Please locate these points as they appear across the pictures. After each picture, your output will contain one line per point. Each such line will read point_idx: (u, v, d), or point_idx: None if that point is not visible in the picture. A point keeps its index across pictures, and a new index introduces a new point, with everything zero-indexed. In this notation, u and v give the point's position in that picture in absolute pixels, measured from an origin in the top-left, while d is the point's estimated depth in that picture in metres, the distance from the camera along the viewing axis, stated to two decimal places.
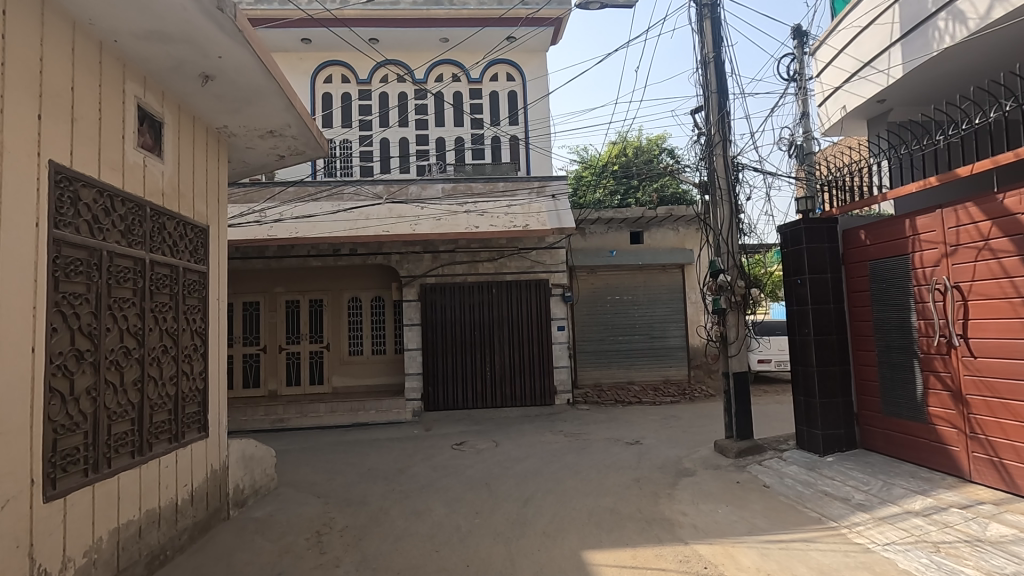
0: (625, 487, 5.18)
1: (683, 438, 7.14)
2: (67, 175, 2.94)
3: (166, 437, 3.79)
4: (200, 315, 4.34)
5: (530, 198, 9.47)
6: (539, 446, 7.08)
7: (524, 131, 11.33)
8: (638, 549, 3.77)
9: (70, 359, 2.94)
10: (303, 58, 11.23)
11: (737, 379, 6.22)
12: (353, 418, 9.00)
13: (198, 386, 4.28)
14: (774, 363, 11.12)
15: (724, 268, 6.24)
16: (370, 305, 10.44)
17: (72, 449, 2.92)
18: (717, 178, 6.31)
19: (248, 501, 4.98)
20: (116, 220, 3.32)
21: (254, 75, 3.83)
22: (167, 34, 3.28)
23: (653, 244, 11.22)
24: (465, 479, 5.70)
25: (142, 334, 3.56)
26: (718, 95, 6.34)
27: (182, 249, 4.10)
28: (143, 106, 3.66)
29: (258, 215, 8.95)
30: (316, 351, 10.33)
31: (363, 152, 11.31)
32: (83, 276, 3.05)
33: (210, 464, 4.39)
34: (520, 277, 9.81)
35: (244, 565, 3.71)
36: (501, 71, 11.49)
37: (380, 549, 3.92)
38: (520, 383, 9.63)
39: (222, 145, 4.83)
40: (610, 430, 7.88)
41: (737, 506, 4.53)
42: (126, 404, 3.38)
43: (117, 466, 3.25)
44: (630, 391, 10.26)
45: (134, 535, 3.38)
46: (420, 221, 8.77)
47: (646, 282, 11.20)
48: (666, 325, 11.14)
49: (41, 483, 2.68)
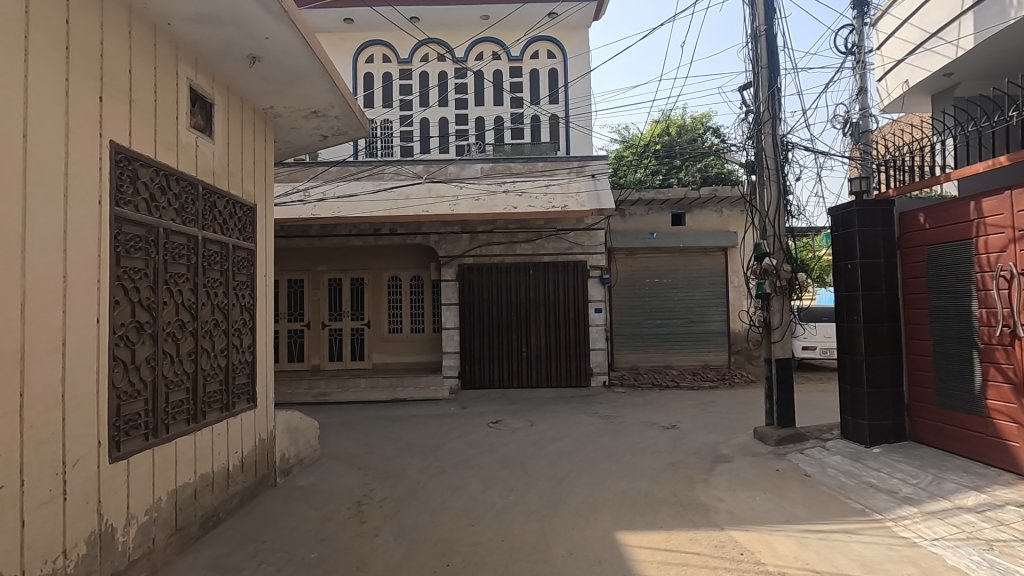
0: (659, 471, 5.15)
1: (720, 425, 7.02)
2: (127, 156, 3.08)
3: (218, 406, 3.99)
4: (249, 291, 4.51)
5: (569, 178, 9.39)
6: (574, 428, 7.09)
7: (565, 110, 11.25)
8: (673, 532, 3.76)
9: (132, 330, 3.12)
10: (345, 38, 11.30)
11: (780, 365, 6.06)
12: (392, 394, 9.25)
13: (247, 358, 4.47)
14: (818, 350, 10.76)
15: (769, 251, 6.06)
16: (408, 284, 10.61)
17: (134, 415, 3.10)
18: (765, 158, 6.08)
19: (293, 470, 5.22)
20: (171, 198, 3.47)
21: (299, 55, 3.89)
22: (215, 16, 3.34)
23: (695, 227, 10.95)
24: (500, 457, 5.77)
25: (195, 309, 3.73)
26: (769, 71, 6.06)
27: (232, 228, 4.25)
28: (195, 87, 3.77)
29: (302, 194, 9.20)
30: (357, 328, 10.59)
31: (403, 132, 11.44)
32: (142, 253, 3.21)
33: (259, 433, 4.60)
34: (558, 258, 9.75)
35: (289, 530, 3.89)
36: (541, 49, 11.33)
37: (418, 521, 4.04)
38: (555, 364, 9.65)
39: (269, 126, 4.95)
40: (645, 414, 7.83)
41: (776, 494, 4.44)
42: (181, 373, 3.57)
43: (175, 432, 3.44)
44: (667, 376, 10.18)
45: (190, 497, 3.59)
46: (459, 202, 8.76)
47: (687, 266, 10.95)
48: (706, 310, 10.88)
49: (106, 445, 2.86)
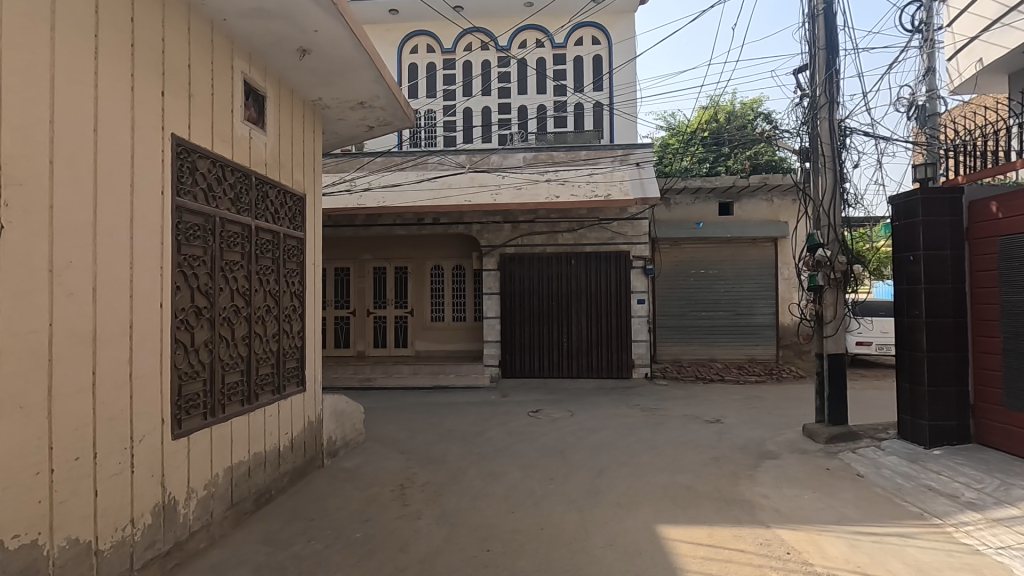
0: (702, 465, 5.06)
1: (766, 420, 6.83)
2: (187, 148, 3.22)
3: (270, 389, 4.15)
4: (298, 279, 4.67)
5: (612, 167, 9.25)
6: (614, 419, 7.04)
7: (609, 97, 11.05)
8: (715, 528, 3.69)
9: (191, 315, 3.28)
10: (390, 29, 11.42)
11: (832, 361, 5.82)
12: (434, 381, 9.42)
13: (297, 343, 4.63)
14: (874, 346, 10.27)
15: (823, 242, 5.80)
16: (450, 273, 10.73)
17: (194, 395, 3.27)
18: (820, 145, 5.81)
19: (339, 452, 5.39)
20: (226, 189, 3.61)
21: (347, 47, 3.95)
22: (268, 11, 3.43)
23: (743, 217, 10.59)
24: (540, 446, 5.79)
25: (249, 295, 3.88)
26: (827, 52, 5.77)
27: (283, 217, 4.40)
28: (249, 81, 3.90)
29: (348, 184, 9.42)
30: (400, 316, 10.80)
31: (446, 122, 11.52)
32: (200, 241, 3.36)
33: (308, 416, 4.78)
34: (600, 248, 9.64)
35: (336, 510, 4.03)
36: (586, 35, 11.19)
37: (459, 506, 4.12)
38: (596, 355, 9.58)
39: (318, 117, 5.07)
40: (688, 407, 7.69)
41: (825, 494, 4.29)
42: (236, 357, 3.73)
43: (230, 413, 3.61)
44: (712, 369, 9.95)
45: (244, 475, 3.76)
46: (501, 191, 8.77)
47: (734, 257, 10.63)
48: (754, 302, 10.55)
49: (169, 422, 3.03)
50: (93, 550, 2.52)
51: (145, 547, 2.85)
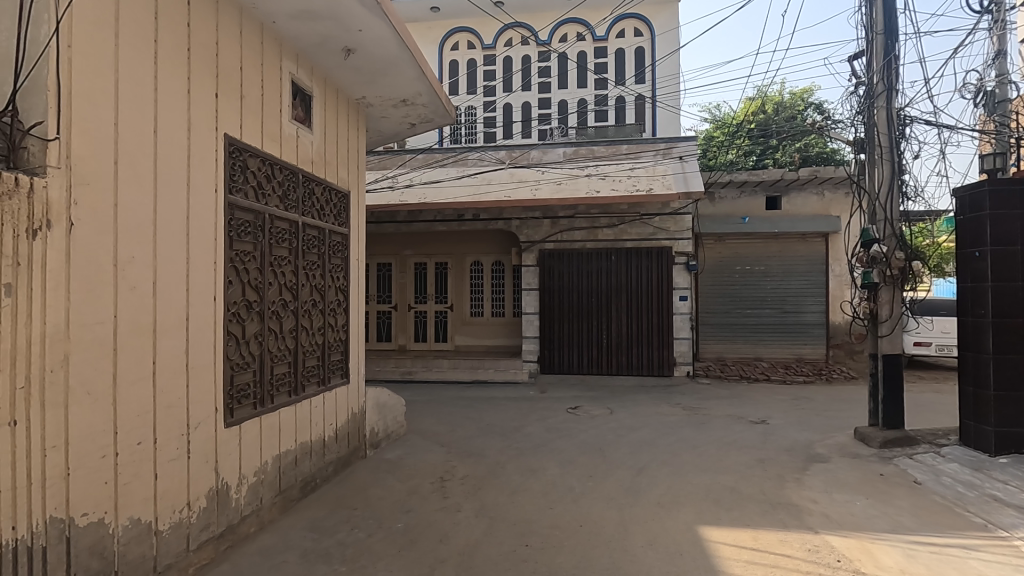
0: (747, 467, 4.92)
1: (815, 422, 6.59)
2: (238, 148, 3.34)
3: (316, 380, 4.28)
4: (343, 274, 4.79)
5: (654, 161, 9.09)
6: (655, 417, 6.93)
7: (651, 90, 10.94)
8: (761, 532, 3.59)
9: (242, 308, 3.40)
10: (431, 27, 11.52)
11: (887, 362, 5.56)
12: (473, 375, 9.51)
13: (341, 337, 4.75)
14: (934, 347, 9.74)
15: (878, 237, 5.54)
16: (490, 268, 10.78)
17: (245, 385, 3.41)
18: (876, 135, 5.54)
19: (381, 444, 5.51)
20: (275, 186, 3.73)
21: (390, 46, 4.01)
22: (315, 12, 3.51)
23: (791, 211, 10.23)
24: (579, 443, 5.77)
25: (297, 289, 4.01)
26: (885, 37, 5.48)
27: (328, 214, 4.51)
28: (296, 81, 4.01)
29: (390, 181, 9.59)
30: (440, 311, 10.94)
31: (486, 118, 11.57)
32: (251, 237, 3.48)
33: (351, 407, 4.90)
34: (641, 243, 9.49)
35: (378, 500, 4.12)
36: (628, 27, 11.02)
37: (498, 500, 4.14)
38: (636, 352, 9.46)
39: (361, 115, 5.17)
40: (732, 407, 7.49)
41: (879, 501, 4.10)
42: (284, 349, 3.86)
43: (278, 403, 3.74)
44: (757, 368, 9.67)
45: (291, 463, 3.90)
46: (541, 186, 8.72)
47: (781, 252, 10.27)
48: (803, 300, 10.17)
49: (222, 411, 3.16)
50: (154, 530, 2.66)
51: (200, 529, 2.99)
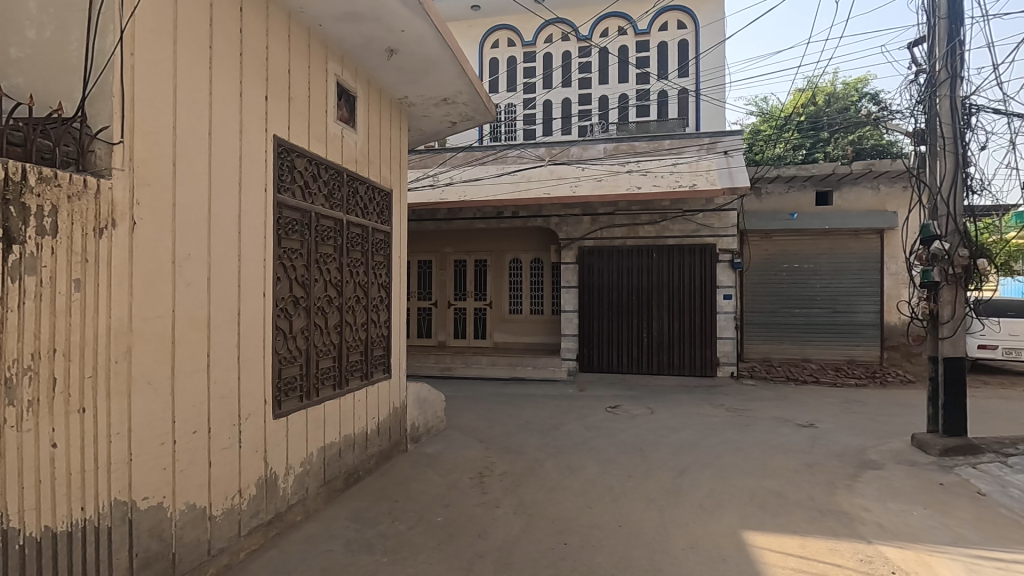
0: (794, 471, 4.76)
1: (868, 427, 6.31)
2: (287, 148, 3.44)
3: (359, 375, 4.39)
4: (385, 271, 4.88)
5: (698, 156, 8.88)
6: (697, 418, 6.79)
7: (695, 83, 10.68)
8: (809, 539, 3.46)
9: (290, 304, 3.51)
10: (472, 26, 11.59)
11: (948, 366, 5.27)
12: (512, 372, 9.53)
13: (383, 333, 4.85)
14: (1000, 351, 9.16)
15: (939, 234, 5.25)
16: (529, 266, 10.78)
17: (292, 378, 3.53)
18: (938, 126, 5.25)
19: (422, 438, 5.60)
20: (321, 185, 3.83)
21: (432, 45, 4.04)
22: (360, 14, 3.58)
23: (844, 206, 9.76)
24: (618, 442, 5.70)
25: (341, 285, 4.11)
26: (949, 21, 5.16)
27: (372, 212, 4.60)
28: (341, 82, 4.10)
29: (431, 179, 9.71)
30: (480, 308, 11.02)
31: (526, 115, 11.56)
32: (298, 235, 3.59)
33: (393, 402, 5.00)
34: (683, 241, 9.30)
35: (418, 493, 4.19)
36: (671, 19, 10.80)
37: (536, 497, 4.15)
38: (678, 352, 9.28)
39: (404, 115, 5.25)
40: (778, 409, 7.25)
41: (939, 512, 3.89)
42: (329, 343, 3.97)
43: (323, 396, 3.85)
44: (805, 370, 9.33)
45: (335, 455, 4.00)
46: (581, 183, 8.64)
47: (832, 249, 9.87)
48: (856, 299, 9.73)
49: (271, 403, 3.27)
50: (208, 515, 2.79)
51: (251, 516, 3.11)
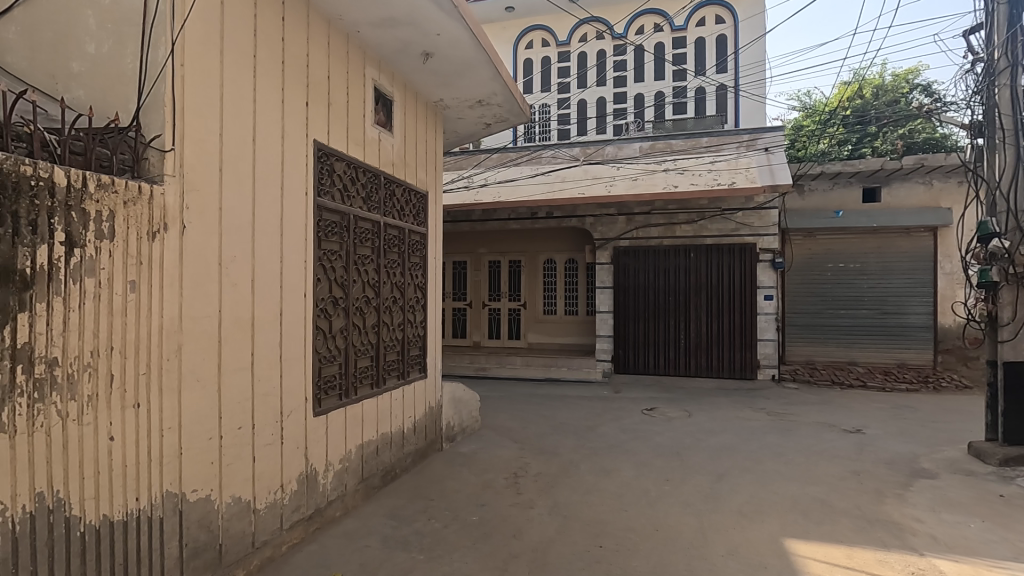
0: (839, 479, 4.59)
1: (920, 434, 6.03)
2: (326, 153, 3.53)
3: (396, 374, 4.46)
4: (421, 272, 4.95)
5: (737, 153, 8.68)
6: (736, 422, 6.62)
7: (734, 79, 10.38)
8: (855, 549, 3.33)
9: (329, 305, 3.60)
10: (507, 27, 11.62)
11: (1009, 371, 4.98)
12: (546, 373, 9.52)
13: (419, 333, 4.91)
14: None
15: (999, 231, 4.98)
16: (563, 266, 10.74)
17: (332, 376, 3.62)
18: (997, 117, 4.97)
19: (457, 437, 5.65)
20: (359, 188, 3.92)
21: (467, 48, 4.08)
22: (396, 19, 3.64)
23: (893, 203, 9.37)
24: (655, 445, 5.62)
25: (378, 286, 4.19)
26: (1009, 6, 4.88)
27: (408, 214, 4.67)
28: (378, 87, 4.18)
29: (466, 181, 9.80)
30: (514, 308, 11.04)
31: (561, 115, 11.54)
32: (338, 237, 3.68)
33: (429, 401, 5.06)
34: (721, 240, 9.09)
35: (454, 492, 4.23)
36: (709, 14, 10.56)
37: (571, 499, 4.13)
38: (716, 354, 9.08)
39: (439, 118, 5.31)
40: (822, 414, 7.01)
41: (998, 525, 3.68)
42: (367, 343, 4.05)
43: (361, 395, 3.93)
44: (852, 373, 8.98)
45: (373, 452, 4.08)
46: (616, 182, 8.55)
47: (881, 248, 9.48)
48: (906, 300, 9.31)
49: (311, 401, 3.36)
50: (253, 508, 2.88)
51: (292, 510, 3.20)
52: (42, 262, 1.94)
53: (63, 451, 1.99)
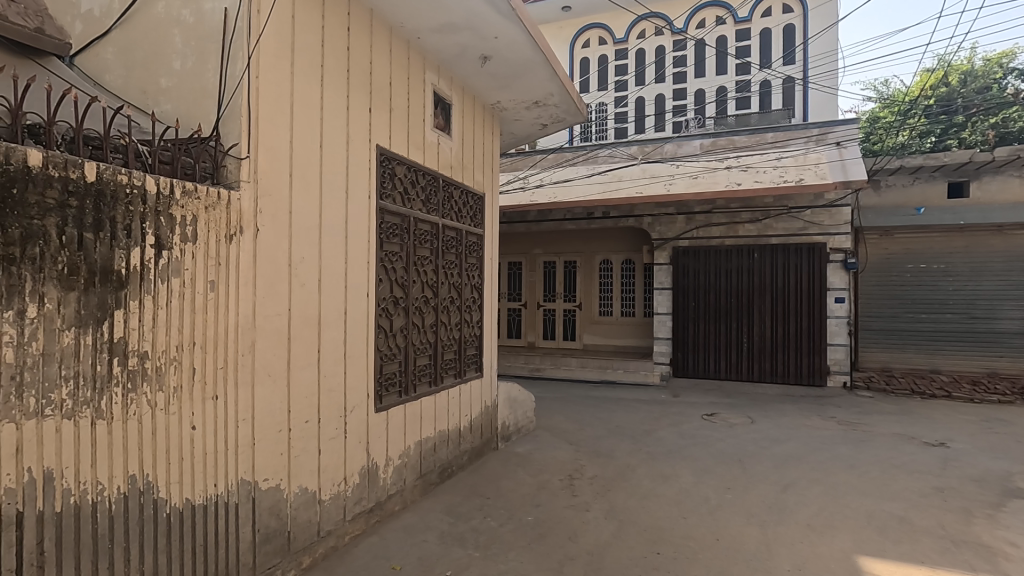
0: (921, 495, 4.27)
1: (1015, 450, 5.52)
2: (388, 157, 3.64)
3: (453, 373, 4.54)
4: (478, 272, 5.02)
5: (805, 149, 8.27)
6: (805, 431, 6.30)
7: (802, 71, 9.92)
8: (939, 571, 3.09)
9: (390, 304, 3.71)
10: (563, 27, 11.56)
11: None
12: (601, 375, 9.41)
13: (476, 332, 4.98)
14: None
15: None
16: (620, 267, 10.58)
17: (392, 374, 3.72)
18: None
19: (512, 437, 5.68)
20: (419, 191, 4.02)
21: (525, 50, 4.10)
22: (456, 25, 3.70)
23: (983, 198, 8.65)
24: (716, 452, 5.43)
25: (436, 286, 4.27)
26: None
27: (465, 215, 4.75)
28: (437, 91, 4.27)
29: (522, 182, 9.84)
30: (569, 309, 10.98)
31: (618, 114, 11.38)
32: (398, 239, 3.79)
33: (485, 400, 5.12)
34: (788, 240, 8.68)
35: (509, 491, 4.26)
36: (775, 3, 10.15)
37: (627, 504, 4.06)
38: (782, 359, 8.68)
39: (496, 120, 5.37)
40: (901, 425, 6.55)
41: None
42: (425, 341, 4.14)
43: (420, 392, 4.03)
44: (934, 382, 8.35)
45: (431, 449, 4.17)
46: (675, 180, 8.34)
47: (968, 248, 8.76)
48: (998, 304, 8.56)
49: (373, 397, 3.48)
50: (318, 498, 3.01)
51: (355, 502, 3.32)
52: (135, 263, 2.10)
53: (151, 437, 2.15)
